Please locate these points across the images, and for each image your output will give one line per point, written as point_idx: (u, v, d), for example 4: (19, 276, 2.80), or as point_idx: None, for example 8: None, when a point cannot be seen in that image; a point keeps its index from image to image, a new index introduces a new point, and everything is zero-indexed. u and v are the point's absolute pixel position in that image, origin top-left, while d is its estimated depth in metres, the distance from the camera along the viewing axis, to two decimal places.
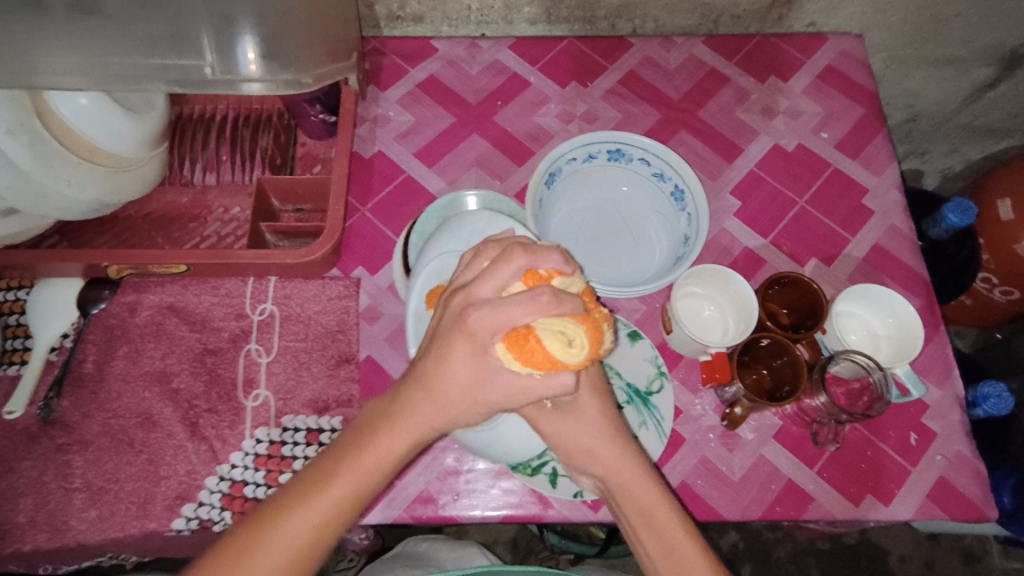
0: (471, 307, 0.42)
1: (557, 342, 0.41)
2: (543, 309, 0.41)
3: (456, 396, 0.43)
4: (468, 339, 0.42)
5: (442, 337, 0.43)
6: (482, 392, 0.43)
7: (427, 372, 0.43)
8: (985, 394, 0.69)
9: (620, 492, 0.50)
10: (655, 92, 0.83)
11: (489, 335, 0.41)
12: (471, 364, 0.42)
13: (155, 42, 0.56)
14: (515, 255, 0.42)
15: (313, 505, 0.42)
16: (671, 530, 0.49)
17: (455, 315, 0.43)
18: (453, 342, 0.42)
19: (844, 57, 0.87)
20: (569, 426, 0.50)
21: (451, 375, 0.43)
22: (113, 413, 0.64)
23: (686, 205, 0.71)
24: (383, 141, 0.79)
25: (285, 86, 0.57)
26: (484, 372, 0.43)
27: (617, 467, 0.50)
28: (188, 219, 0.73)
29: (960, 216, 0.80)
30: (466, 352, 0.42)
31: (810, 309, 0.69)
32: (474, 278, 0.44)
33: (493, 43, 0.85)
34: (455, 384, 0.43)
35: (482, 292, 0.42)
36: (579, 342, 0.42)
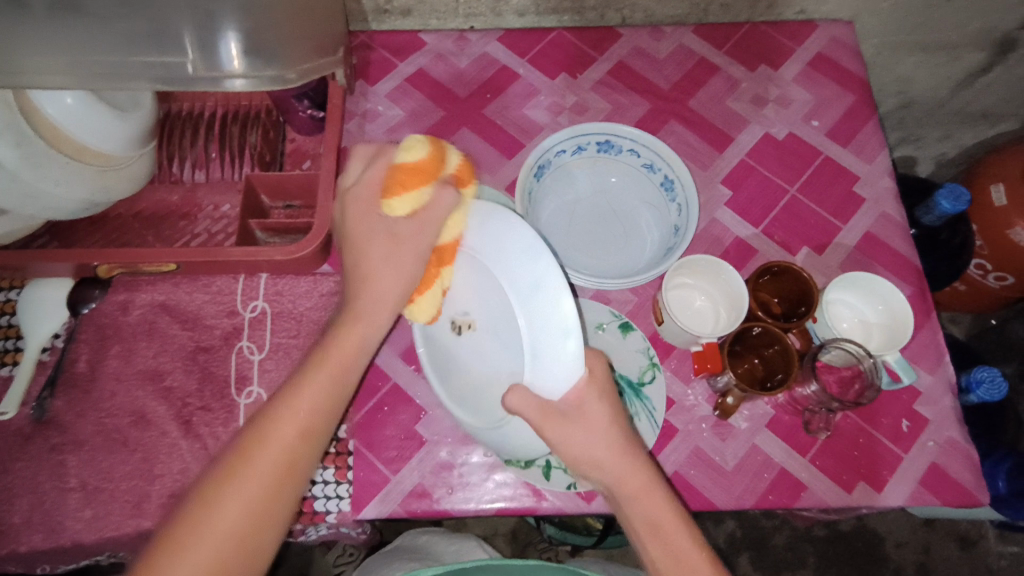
0: (350, 198, 0.54)
1: (410, 155, 0.53)
2: (394, 153, 0.53)
3: (382, 261, 0.51)
4: (364, 215, 0.52)
5: (347, 231, 0.54)
6: (397, 240, 0.52)
7: (353, 262, 0.53)
8: (978, 379, 0.70)
9: (626, 496, 0.50)
10: (645, 83, 0.83)
11: (372, 199, 0.53)
12: (376, 224, 0.52)
13: (135, 41, 0.56)
14: (360, 152, 0.56)
15: (303, 394, 0.46)
16: (674, 534, 0.49)
17: (344, 209, 0.54)
18: (355, 223, 0.53)
19: (834, 44, 0.86)
20: (575, 432, 0.49)
21: (370, 253, 0.52)
22: (107, 413, 0.64)
23: (676, 196, 0.71)
24: (373, 135, 0.78)
25: (269, 81, 0.57)
26: (380, 241, 0.52)
27: (622, 471, 0.50)
28: (178, 216, 0.73)
29: (952, 202, 0.80)
30: (366, 222, 0.52)
31: (801, 297, 0.69)
32: (352, 175, 0.55)
33: (482, 36, 0.84)
34: (381, 255, 0.51)
35: (351, 182, 0.55)
36: (428, 155, 0.53)
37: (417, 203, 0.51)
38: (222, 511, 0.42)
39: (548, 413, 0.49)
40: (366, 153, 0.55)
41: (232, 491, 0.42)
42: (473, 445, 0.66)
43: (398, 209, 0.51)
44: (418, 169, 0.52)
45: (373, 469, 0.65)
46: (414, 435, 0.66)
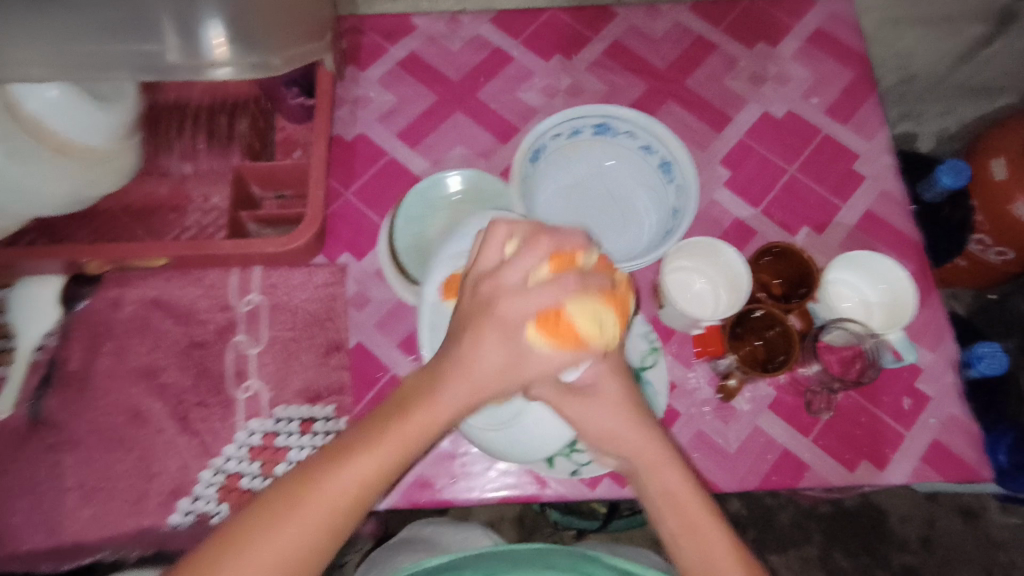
0: (496, 288, 0.43)
1: (588, 321, 0.43)
2: (571, 287, 0.43)
3: (491, 372, 0.43)
4: (502, 315, 0.43)
5: (475, 313, 0.43)
6: (513, 364, 0.43)
7: (459, 349, 0.43)
8: (980, 354, 0.69)
9: (644, 470, 0.50)
10: (640, 63, 0.81)
11: (522, 316, 0.43)
12: (507, 340, 0.43)
13: (110, 28, 0.53)
14: (499, 228, 0.45)
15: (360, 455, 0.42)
16: (692, 510, 0.48)
17: (486, 290, 0.44)
18: (488, 317, 0.43)
19: (832, 19, 0.85)
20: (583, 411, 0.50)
21: (484, 357, 0.43)
22: (102, 411, 0.63)
23: (674, 177, 0.70)
24: (364, 122, 0.77)
25: (254, 69, 0.55)
26: (496, 361, 0.43)
27: (641, 450, 0.50)
28: (167, 210, 0.72)
29: (953, 177, 0.79)
30: (497, 331, 0.43)
31: (801, 276, 0.68)
32: (505, 269, 0.43)
33: (473, 18, 0.82)
34: (491, 366, 0.43)
35: (509, 278, 0.43)
36: (609, 316, 0.44)
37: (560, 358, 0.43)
38: (255, 559, 0.39)
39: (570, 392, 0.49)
40: (549, 254, 0.43)
41: (269, 543, 0.40)
42: None
43: (540, 346, 0.43)
44: (578, 329, 0.43)
45: None
46: None
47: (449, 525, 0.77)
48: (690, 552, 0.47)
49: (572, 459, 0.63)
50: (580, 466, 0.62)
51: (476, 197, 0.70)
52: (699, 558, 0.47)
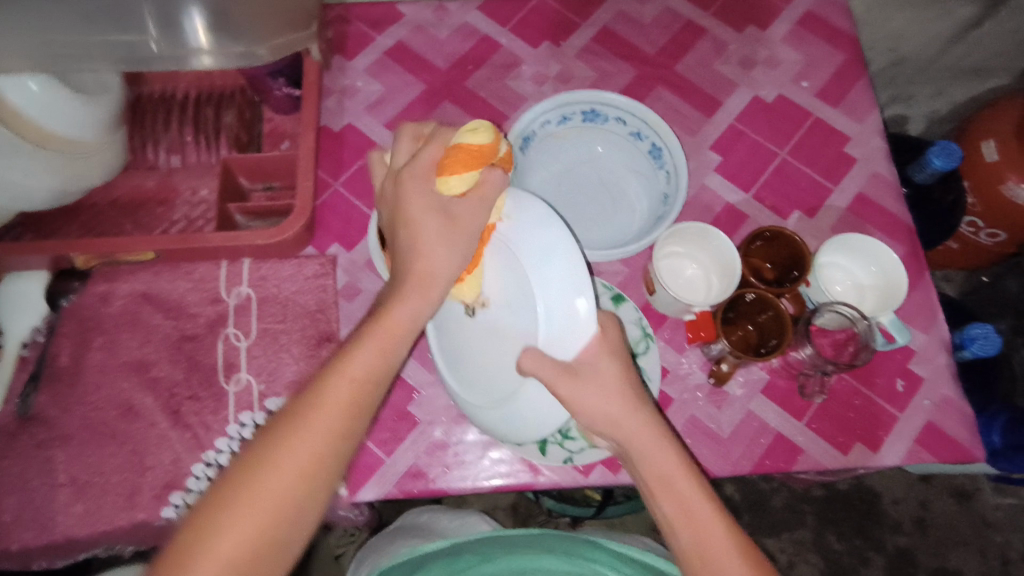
0: (394, 175, 0.51)
1: (471, 135, 0.49)
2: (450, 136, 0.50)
3: (435, 237, 0.48)
4: (403, 186, 0.49)
5: (393, 209, 0.50)
6: (447, 225, 0.48)
7: (403, 242, 0.49)
8: (972, 336, 0.67)
9: (638, 453, 0.50)
10: (629, 48, 0.81)
11: (420, 179, 0.49)
12: (424, 202, 0.48)
13: (91, 19, 0.53)
14: (406, 130, 0.54)
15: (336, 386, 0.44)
16: (687, 494, 0.48)
17: (393, 183, 0.51)
18: (403, 203, 0.49)
19: (822, 2, 0.84)
20: (573, 397, 0.48)
21: (422, 227, 0.48)
22: (93, 406, 0.63)
23: (664, 163, 0.70)
24: (352, 113, 0.76)
25: (238, 59, 0.54)
26: (433, 221, 0.48)
27: (635, 434, 0.50)
28: (155, 203, 0.71)
29: (945, 158, 0.79)
30: (415, 199, 0.48)
31: (792, 261, 0.68)
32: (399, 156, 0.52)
33: (461, 5, 0.82)
34: (434, 238, 0.48)
35: (401, 162, 0.52)
36: (490, 137, 0.49)
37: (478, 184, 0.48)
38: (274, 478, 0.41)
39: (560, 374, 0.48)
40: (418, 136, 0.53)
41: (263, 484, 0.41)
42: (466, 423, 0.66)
43: (455, 185, 0.48)
44: (471, 154, 0.48)
45: (367, 451, 0.64)
46: (407, 416, 0.66)
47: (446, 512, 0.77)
48: (687, 537, 0.47)
49: (565, 447, 0.64)
50: (572, 453, 0.63)
51: None
52: (696, 543, 0.47)
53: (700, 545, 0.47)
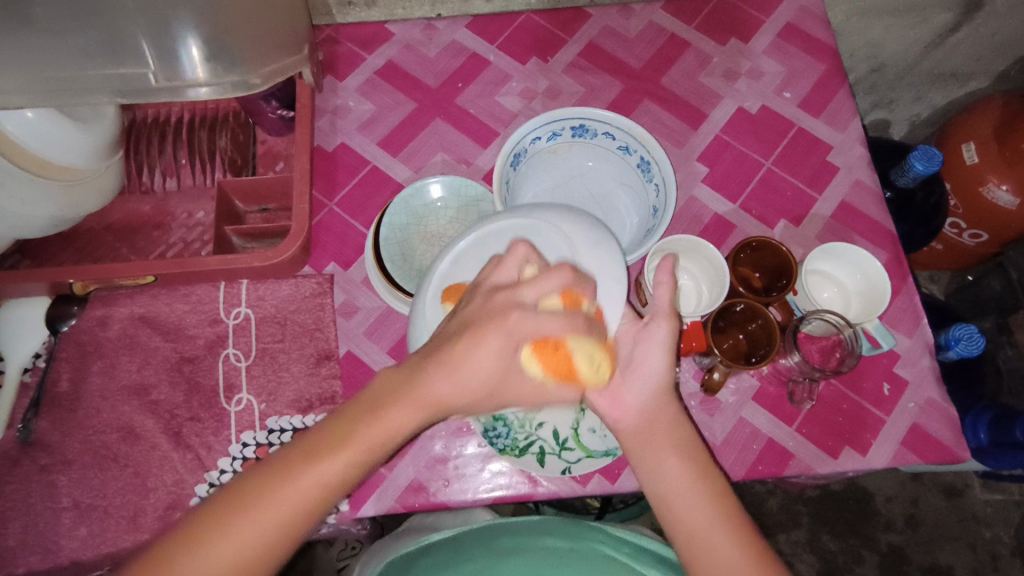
0: (507, 305, 0.45)
1: (586, 360, 0.46)
2: (582, 336, 0.45)
3: (475, 385, 0.44)
4: (502, 331, 0.44)
5: (479, 320, 0.45)
6: (497, 381, 0.44)
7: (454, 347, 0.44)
8: (957, 337, 0.71)
9: (660, 445, 0.51)
10: (616, 63, 0.82)
11: (528, 334, 0.44)
12: (500, 355, 0.44)
13: (91, 51, 0.53)
14: (560, 271, 0.45)
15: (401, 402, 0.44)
16: (701, 494, 0.50)
17: (499, 304, 0.45)
18: (485, 336, 0.44)
19: (803, 14, 0.86)
20: (661, 339, 0.52)
21: (478, 362, 0.44)
22: (94, 430, 0.64)
23: (652, 176, 0.71)
24: (345, 132, 0.77)
25: (233, 88, 0.55)
26: (487, 376, 0.44)
27: (660, 429, 0.52)
28: (151, 226, 0.72)
29: (926, 163, 0.81)
30: (497, 341, 0.44)
31: (779, 269, 0.69)
32: (538, 287, 0.45)
33: (449, 23, 0.83)
34: (477, 374, 0.44)
35: (525, 296, 0.45)
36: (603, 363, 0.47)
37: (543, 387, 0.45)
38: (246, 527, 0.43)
39: (659, 313, 0.52)
40: (564, 288, 0.45)
41: (281, 500, 0.43)
42: (466, 436, 0.67)
43: (532, 371, 0.45)
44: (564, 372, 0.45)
45: None
46: None
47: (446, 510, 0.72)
48: (698, 532, 0.49)
49: (563, 458, 0.64)
50: (570, 464, 0.64)
51: (460, 203, 0.72)
52: (705, 538, 0.49)
53: (706, 542, 0.49)
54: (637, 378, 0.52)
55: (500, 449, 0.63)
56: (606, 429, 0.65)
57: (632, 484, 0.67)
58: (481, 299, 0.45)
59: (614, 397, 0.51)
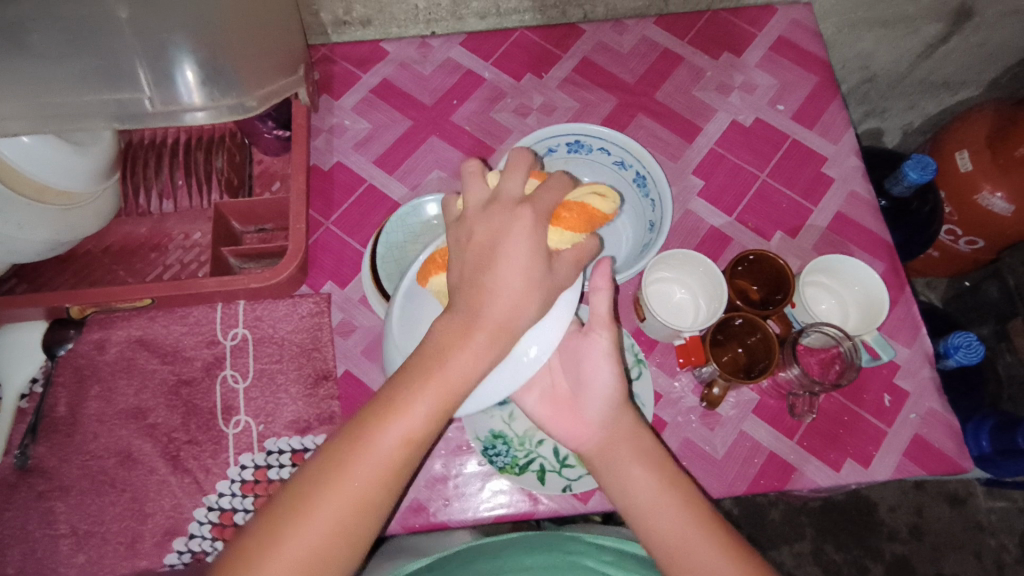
0: (502, 201, 0.47)
1: (594, 203, 0.48)
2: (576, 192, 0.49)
3: (521, 279, 0.45)
4: (513, 220, 0.45)
5: (493, 232, 0.46)
6: (539, 264, 0.45)
7: (483, 266, 0.45)
8: (956, 344, 0.71)
9: (624, 459, 0.52)
10: (611, 78, 0.83)
11: (538, 213, 0.45)
12: (527, 242, 0.45)
13: (86, 76, 0.53)
14: (520, 159, 0.48)
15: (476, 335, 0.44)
16: (673, 503, 0.51)
17: (501, 211, 0.46)
18: (506, 230, 0.45)
19: (794, 26, 0.87)
20: (603, 348, 0.52)
21: (512, 262, 0.45)
22: (91, 455, 0.63)
23: (648, 191, 0.71)
24: (341, 151, 0.78)
25: (231, 110, 0.56)
26: (528, 261, 0.45)
27: (621, 443, 0.53)
28: (148, 248, 0.72)
29: (920, 172, 0.82)
30: (519, 226, 0.45)
31: (778, 283, 0.69)
32: (513, 186, 0.47)
33: (444, 41, 0.84)
34: (513, 272, 0.45)
35: (509, 190, 0.47)
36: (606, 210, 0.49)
37: (581, 249, 0.47)
38: None
39: (597, 323, 0.52)
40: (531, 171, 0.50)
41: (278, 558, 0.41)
42: (466, 454, 0.66)
43: (561, 245, 0.47)
44: (585, 217, 0.47)
45: None
46: None
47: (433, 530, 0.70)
48: (670, 542, 0.50)
49: (563, 476, 0.64)
50: (571, 481, 0.63)
51: None
52: (683, 547, 0.49)
53: (684, 551, 0.49)
54: (589, 394, 0.53)
55: (500, 467, 0.64)
56: None
57: None
58: (470, 228, 0.47)
59: (572, 412, 0.54)
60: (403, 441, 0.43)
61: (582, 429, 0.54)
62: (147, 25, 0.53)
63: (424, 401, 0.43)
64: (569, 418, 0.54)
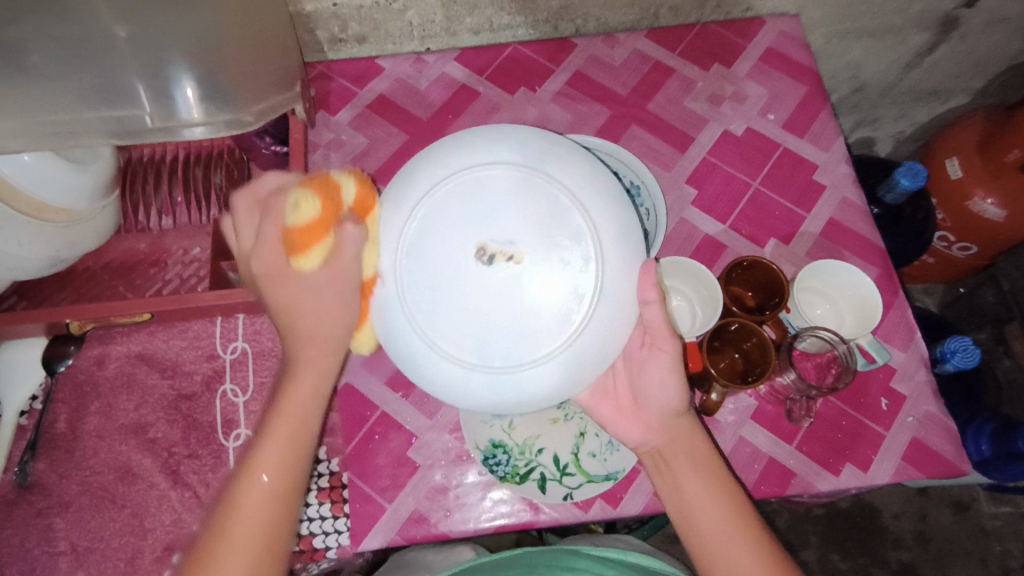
0: (260, 263, 0.48)
1: (305, 218, 0.45)
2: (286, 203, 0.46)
3: (311, 304, 0.48)
4: (276, 279, 0.48)
5: (270, 278, 0.48)
6: (329, 294, 0.47)
7: (281, 315, 0.50)
8: (952, 349, 0.73)
9: (677, 459, 0.54)
10: (604, 91, 0.84)
11: (275, 258, 0.48)
12: (295, 282, 0.47)
13: (88, 96, 0.54)
14: (245, 204, 0.51)
15: (307, 363, 0.50)
16: (721, 502, 0.53)
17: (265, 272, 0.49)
18: (279, 278, 0.48)
19: (782, 38, 0.88)
20: (665, 364, 0.53)
21: (299, 299, 0.48)
22: (91, 471, 0.63)
23: (642, 200, 0.72)
24: (338, 166, 0.79)
25: (227, 125, 0.56)
26: (303, 292, 0.47)
27: (678, 443, 0.55)
28: (148, 264, 0.73)
29: (911, 178, 0.83)
30: (282, 278, 0.48)
31: (773, 287, 0.69)
32: (246, 237, 0.51)
33: (439, 57, 0.85)
34: (312, 305, 0.48)
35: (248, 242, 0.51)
36: (321, 220, 0.45)
37: (331, 256, 0.45)
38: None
39: (661, 339, 0.52)
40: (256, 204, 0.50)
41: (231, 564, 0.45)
42: (466, 464, 0.66)
43: (316, 267, 0.46)
44: (311, 228, 0.45)
45: (368, 499, 0.65)
46: (406, 461, 0.66)
47: (434, 546, 0.71)
48: (708, 537, 0.52)
49: (564, 484, 0.65)
50: (572, 489, 0.64)
51: None
52: (721, 548, 0.52)
53: (722, 547, 0.51)
54: (650, 408, 0.55)
55: (500, 476, 0.65)
56: (607, 452, 0.65)
57: (635, 508, 0.66)
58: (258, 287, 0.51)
59: (632, 415, 0.56)
60: (279, 458, 0.48)
61: (642, 433, 0.56)
62: (146, 43, 0.54)
63: (285, 419, 0.49)
64: (627, 421, 0.56)
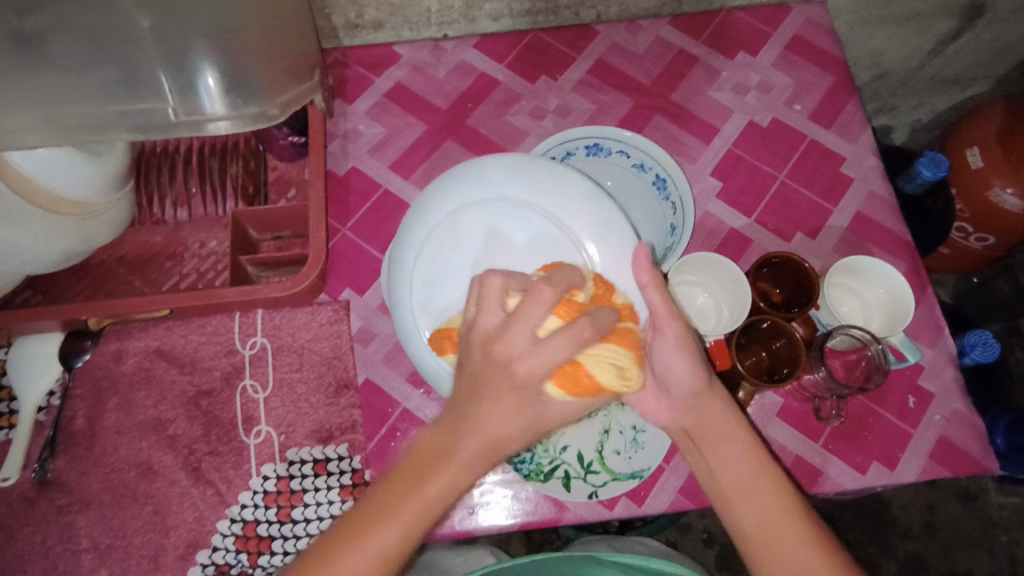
0: (504, 351, 0.45)
1: (606, 372, 0.46)
2: (593, 346, 0.46)
3: (504, 428, 0.45)
4: (500, 385, 0.45)
5: (492, 371, 0.45)
6: (533, 424, 0.46)
7: (470, 409, 0.46)
8: (972, 342, 0.70)
9: (710, 443, 0.54)
10: (627, 80, 0.82)
11: (541, 376, 0.45)
12: (523, 401, 0.45)
13: (109, 88, 0.52)
14: (497, 288, 0.47)
15: (461, 458, 0.46)
16: (770, 491, 0.51)
17: (486, 357, 0.46)
18: (510, 394, 0.45)
19: (808, 25, 0.86)
20: (672, 343, 0.52)
21: (502, 418, 0.45)
22: (111, 468, 0.63)
23: (670, 194, 0.73)
24: (356, 156, 0.77)
25: (254, 120, 0.55)
26: (521, 418, 0.45)
27: (713, 421, 0.54)
28: (164, 257, 0.71)
29: (933, 169, 0.81)
30: (509, 395, 0.45)
31: (801, 287, 0.69)
32: (489, 318, 0.47)
33: (457, 44, 0.83)
34: (513, 422, 0.45)
35: (494, 324, 0.46)
36: (614, 378, 0.46)
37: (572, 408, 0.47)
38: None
39: (661, 318, 0.52)
40: (557, 307, 0.46)
41: None
42: None
43: (556, 398, 0.46)
44: (586, 383, 0.46)
45: None
46: None
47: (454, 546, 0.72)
48: (759, 533, 0.50)
49: (588, 482, 0.64)
50: (597, 488, 0.63)
51: None
52: (769, 540, 0.50)
53: (771, 538, 0.50)
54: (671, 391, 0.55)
55: (525, 474, 0.63)
56: (632, 450, 0.64)
57: (660, 505, 0.65)
58: (459, 361, 0.48)
59: (660, 395, 0.56)
60: (417, 518, 0.45)
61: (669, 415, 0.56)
62: (169, 33, 0.52)
63: (419, 500, 0.45)
64: (655, 401, 0.56)
